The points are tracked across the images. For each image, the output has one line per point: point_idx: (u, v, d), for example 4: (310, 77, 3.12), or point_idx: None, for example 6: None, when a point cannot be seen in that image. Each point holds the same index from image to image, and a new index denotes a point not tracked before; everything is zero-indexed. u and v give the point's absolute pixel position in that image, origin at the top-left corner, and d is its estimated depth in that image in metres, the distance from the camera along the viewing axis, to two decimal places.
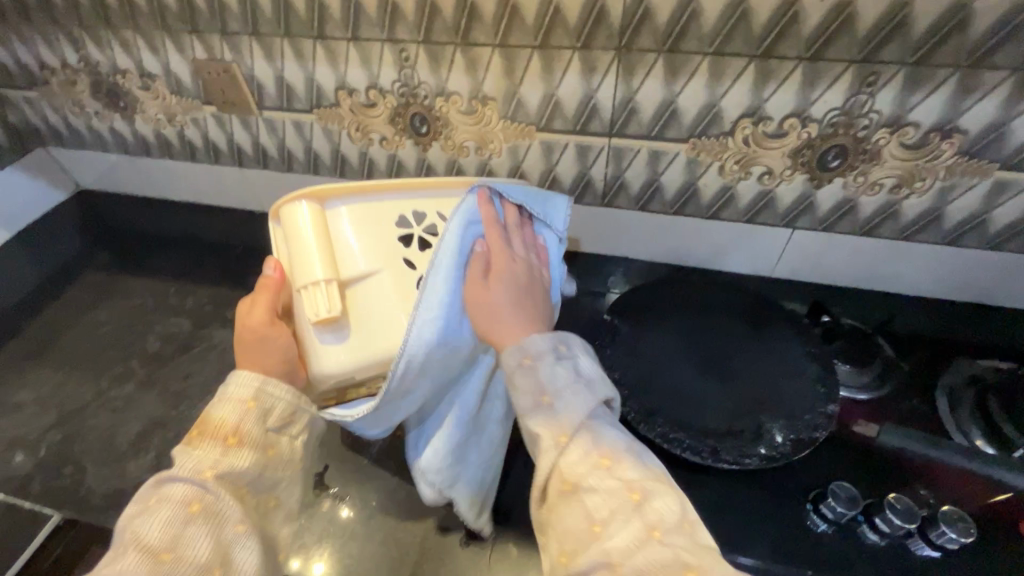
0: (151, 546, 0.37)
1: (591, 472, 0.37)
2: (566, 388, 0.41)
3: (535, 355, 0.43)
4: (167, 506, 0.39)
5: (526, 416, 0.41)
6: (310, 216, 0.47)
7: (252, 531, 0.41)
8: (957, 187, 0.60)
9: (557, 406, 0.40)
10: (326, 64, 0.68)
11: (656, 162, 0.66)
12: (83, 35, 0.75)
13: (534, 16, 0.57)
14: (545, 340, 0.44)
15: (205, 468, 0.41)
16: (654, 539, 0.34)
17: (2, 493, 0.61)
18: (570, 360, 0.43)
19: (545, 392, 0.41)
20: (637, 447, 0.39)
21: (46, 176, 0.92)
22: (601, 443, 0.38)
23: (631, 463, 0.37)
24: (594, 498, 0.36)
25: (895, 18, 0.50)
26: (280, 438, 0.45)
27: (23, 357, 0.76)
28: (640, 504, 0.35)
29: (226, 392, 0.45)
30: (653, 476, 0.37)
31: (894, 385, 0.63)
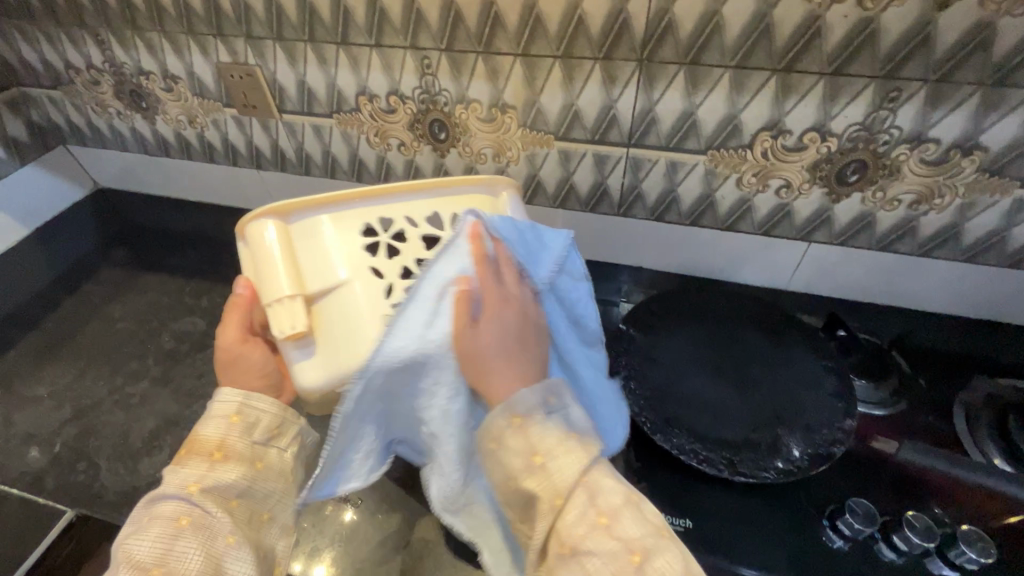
0: (142, 562, 0.37)
1: (589, 533, 0.36)
2: (558, 448, 0.39)
3: (526, 410, 0.40)
4: (157, 523, 0.39)
5: (519, 479, 0.38)
6: (271, 234, 0.45)
7: (244, 541, 0.40)
8: (976, 205, 0.60)
9: (550, 466, 0.38)
10: (348, 70, 0.68)
11: (674, 172, 0.66)
12: (109, 36, 0.76)
13: (557, 26, 0.57)
14: (539, 393, 0.41)
15: (190, 483, 0.41)
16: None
17: (17, 487, 0.61)
18: (557, 414, 0.41)
19: (535, 452, 0.39)
20: (637, 497, 0.38)
21: (65, 174, 0.94)
22: (599, 498, 0.37)
23: (630, 522, 0.36)
24: (594, 560, 0.34)
25: (918, 36, 0.50)
26: (269, 450, 0.45)
27: (39, 351, 0.77)
28: (641, 566, 0.34)
29: (210, 411, 0.45)
30: (653, 530, 0.36)
31: (909, 401, 0.63)
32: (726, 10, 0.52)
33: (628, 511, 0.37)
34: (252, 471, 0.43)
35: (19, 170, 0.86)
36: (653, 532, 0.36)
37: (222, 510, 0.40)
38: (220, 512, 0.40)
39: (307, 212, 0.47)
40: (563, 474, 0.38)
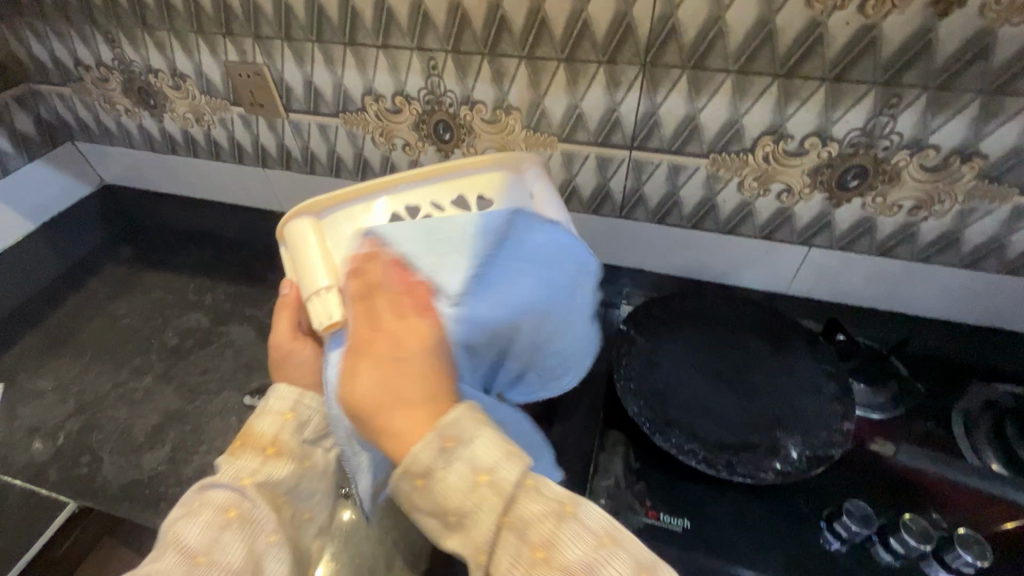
0: (189, 548, 0.38)
1: None
2: (469, 497, 0.33)
3: (424, 470, 0.34)
4: (209, 510, 0.40)
5: (444, 539, 0.35)
6: (306, 230, 0.45)
7: (283, 543, 0.41)
8: (976, 212, 0.61)
9: (466, 522, 0.34)
10: (354, 70, 0.69)
11: (675, 175, 0.67)
12: (120, 34, 0.77)
13: (562, 29, 0.58)
14: (431, 439, 0.35)
15: (244, 476, 0.42)
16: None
17: (20, 479, 0.61)
18: (463, 452, 0.34)
19: (448, 512, 0.34)
20: (573, 507, 0.33)
21: (71, 170, 0.95)
22: (528, 533, 0.32)
23: (569, 546, 0.32)
24: None
25: (919, 43, 0.50)
26: (314, 451, 0.47)
27: (44, 345, 0.77)
28: None
29: (264, 406, 0.47)
30: (597, 544, 0.32)
31: (910, 406, 0.63)
32: (729, 15, 0.53)
33: (563, 531, 0.32)
34: (300, 468, 0.45)
35: (27, 164, 0.88)
36: (599, 546, 0.32)
37: (269, 507, 0.42)
38: (266, 509, 0.41)
39: (337, 209, 0.46)
40: (481, 525, 0.33)
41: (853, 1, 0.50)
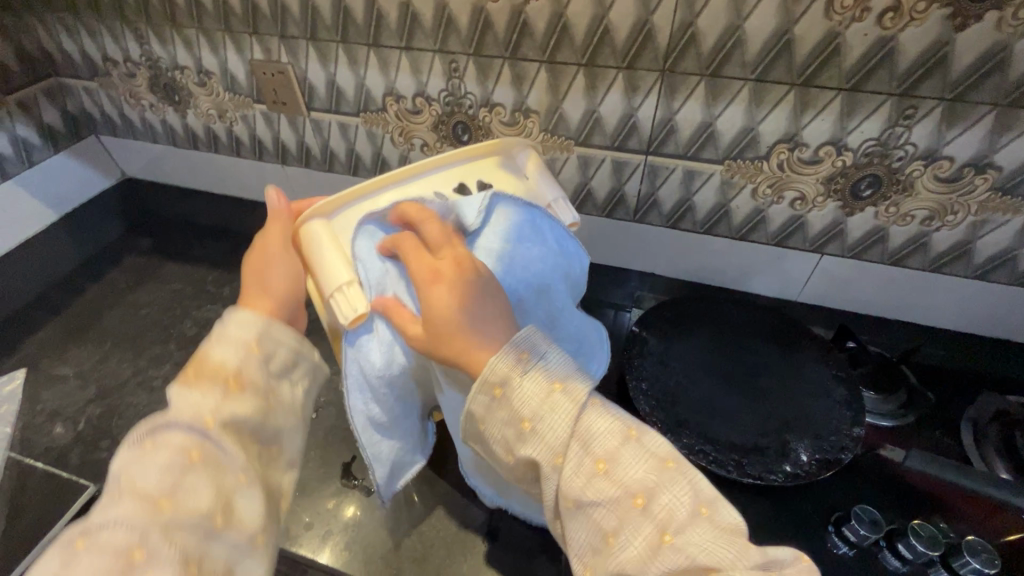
0: (148, 492, 0.35)
1: (590, 482, 0.36)
2: (545, 402, 0.38)
3: (501, 378, 0.39)
4: (164, 452, 0.36)
5: (516, 446, 0.38)
6: (320, 231, 0.46)
7: (254, 480, 0.38)
8: (988, 223, 0.61)
9: (539, 428, 0.37)
10: (377, 71, 0.71)
11: (690, 181, 0.68)
12: (148, 31, 0.79)
13: (583, 35, 0.59)
14: (509, 351, 0.39)
15: (205, 415, 0.38)
16: (667, 544, 0.34)
17: (43, 462, 0.64)
18: (539, 363, 0.39)
19: (523, 418, 0.38)
20: (637, 432, 0.38)
21: (94, 162, 0.97)
22: (593, 444, 0.37)
23: (630, 462, 0.36)
24: (598, 511, 0.36)
25: (936, 55, 0.51)
26: (281, 386, 0.43)
27: (65, 332, 0.79)
28: (646, 507, 0.35)
29: (226, 333, 0.42)
30: (657, 466, 0.36)
31: (918, 415, 0.64)
32: (748, 25, 0.54)
33: (626, 448, 0.37)
34: (263, 405, 0.41)
35: (52, 157, 0.90)
36: (658, 467, 0.36)
37: (235, 447, 0.38)
38: (233, 450, 0.38)
39: (349, 207, 0.48)
40: (555, 428, 0.37)
41: (871, 13, 0.51)
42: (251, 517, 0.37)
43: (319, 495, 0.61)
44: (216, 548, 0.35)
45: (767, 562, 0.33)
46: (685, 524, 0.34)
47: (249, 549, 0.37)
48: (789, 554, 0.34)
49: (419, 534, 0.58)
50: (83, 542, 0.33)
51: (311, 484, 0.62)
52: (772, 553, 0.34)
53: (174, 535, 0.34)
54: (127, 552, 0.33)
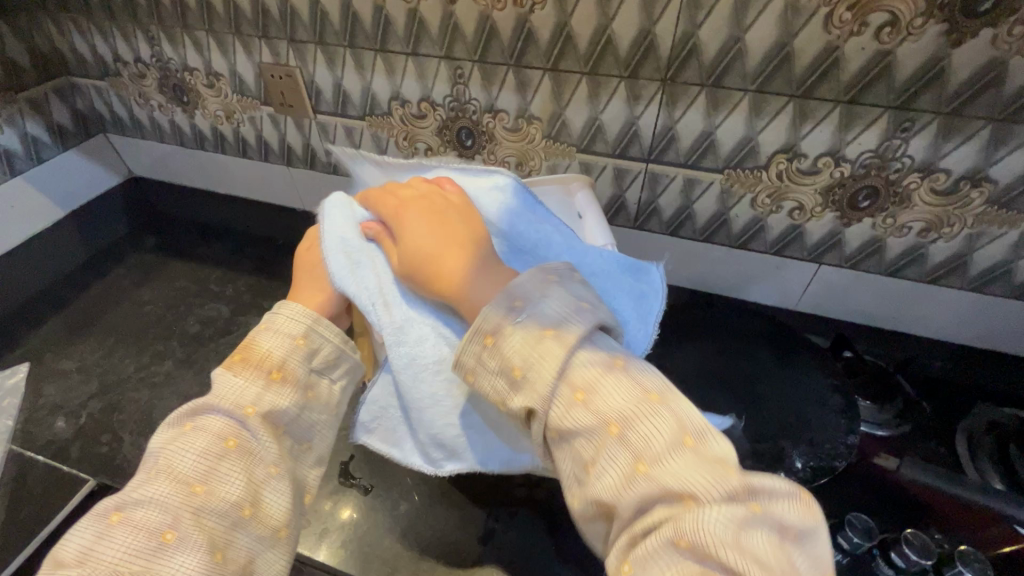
0: (184, 476, 0.37)
1: (567, 412, 0.34)
2: (536, 349, 0.36)
3: (494, 326, 0.38)
4: (203, 437, 0.38)
5: (506, 394, 0.37)
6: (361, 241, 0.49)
7: (284, 474, 0.40)
8: (984, 236, 0.62)
9: (529, 377, 0.36)
10: (383, 76, 0.72)
11: (690, 189, 0.68)
12: (159, 33, 0.80)
13: (586, 44, 0.60)
14: (502, 300, 0.39)
15: (247, 404, 0.40)
16: (641, 472, 0.31)
17: (43, 455, 0.65)
18: (531, 310, 0.38)
19: (513, 364, 0.36)
20: (622, 361, 0.36)
21: (103, 161, 0.98)
22: (571, 374, 0.35)
23: (609, 391, 0.34)
24: (579, 441, 0.34)
25: (932, 70, 0.52)
26: (320, 381, 0.44)
27: (70, 327, 0.80)
28: (621, 435, 0.33)
29: (276, 324, 0.44)
30: (639, 394, 0.34)
31: (912, 426, 0.65)
32: (749, 36, 0.55)
33: (608, 376, 0.34)
34: (304, 399, 0.43)
35: (60, 154, 0.91)
36: (641, 395, 0.34)
37: (270, 439, 0.40)
38: (267, 441, 0.40)
39: None
40: (544, 376, 0.35)
41: (869, 28, 0.51)
42: (277, 510, 0.39)
43: (318, 494, 0.61)
44: (240, 537, 0.37)
45: (750, 494, 0.30)
46: (664, 453, 0.31)
47: (271, 541, 0.39)
48: (783, 483, 0.31)
49: (416, 532, 0.58)
50: (118, 516, 0.35)
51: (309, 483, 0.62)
52: (762, 480, 0.31)
53: (203, 521, 0.36)
54: (160, 532, 0.34)
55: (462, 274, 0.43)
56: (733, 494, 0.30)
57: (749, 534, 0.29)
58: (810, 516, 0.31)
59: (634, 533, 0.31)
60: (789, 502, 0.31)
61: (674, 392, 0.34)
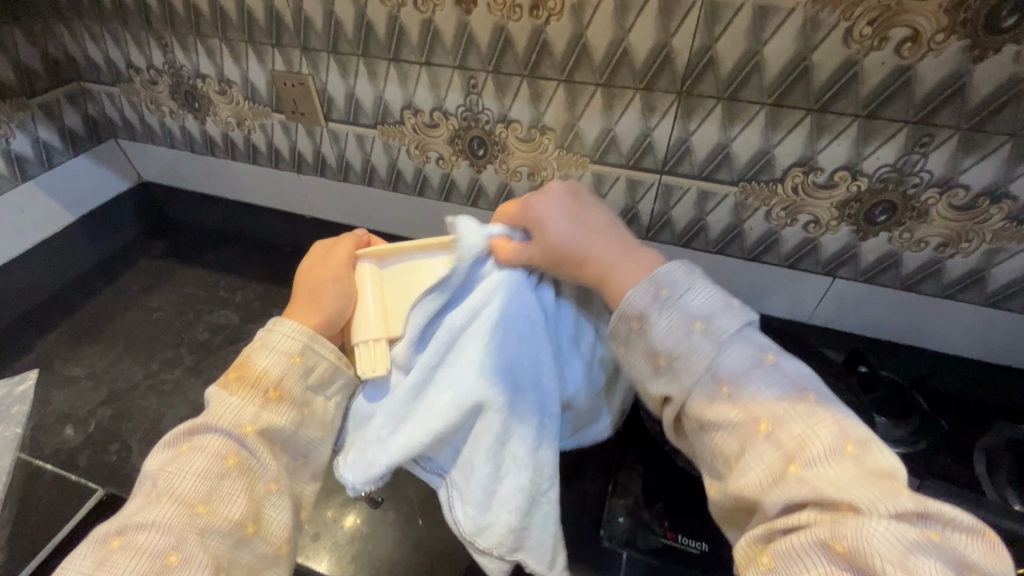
0: (185, 497, 0.36)
1: (713, 402, 0.38)
2: (683, 341, 0.40)
3: (638, 318, 0.42)
4: (202, 457, 0.38)
5: (651, 382, 0.42)
6: (368, 275, 0.50)
7: (284, 489, 0.41)
8: (1003, 252, 0.61)
9: (675, 366, 0.40)
10: (396, 85, 0.72)
11: (704, 202, 0.68)
12: (172, 40, 0.80)
13: (602, 56, 0.60)
14: (646, 288, 0.42)
15: (244, 423, 0.40)
16: (791, 473, 0.33)
17: (51, 463, 0.65)
18: (676, 301, 0.41)
19: (659, 356, 0.41)
20: (774, 357, 0.39)
21: (113, 166, 0.98)
22: (722, 368, 0.39)
23: (758, 386, 0.37)
24: (723, 435, 0.37)
25: (953, 86, 0.51)
26: (314, 399, 0.44)
27: (79, 333, 0.80)
28: (769, 432, 0.35)
29: (273, 341, 0.43)
30: (794, 397, 0.36)
31: (930, 441, 0.64)
32: (767, 50, 0.54)
33: (758, 372, 0.38)
34: (300, 416, 0.43)
35: (71, 159, 0.91)
36: (794, 396, 0.36)
37: (269, 456, 0.40)
38: (267, 458, 0.40)
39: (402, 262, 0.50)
40: (693, 370, 0.39)
41: (889, 43, 0.51)
42: (277, 525, 0.40)
43: (326, 505, 0.61)
44: (243, 555, 0.37)
45: (925, 524, 0.30)
46: (818, 457, 0.33)
47: (271, 558, 0.39)
48: (966, 518, 0.31)
49: (426, 545, 0.58)
50: (119, 541, 0.35)
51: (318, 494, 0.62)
52: (943, 511, 0.31)
53: (207, 541, 0.36)
54: (164, 554, 0.34)
55: (612, 264, 0.45)
56: (904, 515, 0.30)
57: (924, 557, 0.28)
58: (996, 561, 0.30)
59: (781, 525, 0.32)
60: (970, 540, 0.31)
61: (831, 402, 0.36)
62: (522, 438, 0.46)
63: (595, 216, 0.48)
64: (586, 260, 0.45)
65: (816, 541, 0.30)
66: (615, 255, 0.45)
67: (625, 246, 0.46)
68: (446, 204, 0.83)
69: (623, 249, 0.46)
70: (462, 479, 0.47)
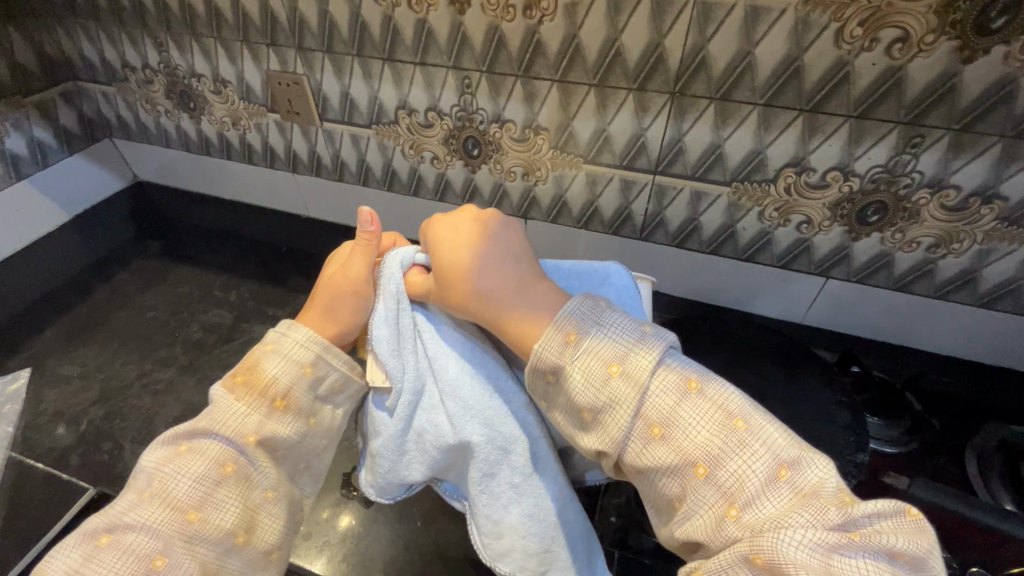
0: (179, 502, 0.36)
1: (646, 448, 0.35)
2: (603, 390, 0.36)
3: (552, 366, 0.38)
4: (199, 462, 0.38)
5: (581, 436, 0.38)
6: None
7: (280, 498, 0.41)
8: (994, 252, 0.61)
9: (602, 418, 0.36)
10: (391, 85, 0.72)
11: (697, 202, 0.68)
12: (168, 39, 0.80)
13: (595, 56, 0.60)
14: (556, 333, 0.38)
15: (248, 432, 0.39)
16: (732, 517, 0.31)
17: (42, 462, 0.64)
18: (592, 340, 0.37)
19: (584, 408, 0.37)
20: (697, 383, 0.35)
21: (108, 165, 0.98)
22: (647, 409, 0.35)
23: (688, 424, 0.34)
24: (662, 480, 0.34)
25: (943, 87, 0.52)
26: (324, 408, 0.44)
27: (73, 333, 0.80)
28: (708, 476, 0.32)
29: (285, 351, 0.43)
30: (721, 427, 0.33)
31: (921, 442, 0.66)
32: (759, 51, 0.55)
33: (685, 407, 0.34)
34: (305, 426, 0.43)
35: (66, 158, 0.91)
36: (724, 426, 0.33)
37: (268, 465, 0.40)
38: (265, 467, 0.40)
39: None
40: (618, 419, 0.35)
41: (880, 44, 0.51)
42: (269, 535, 0.40)
43: (317, 504, 0.61)
44: (233, 563, 0.37)
45: (847, 523, 0.29)
46: (756, 494, 0.31)
47: (262, 564, 0.39)
48: (886, 504, 0.30)
49: (418, 546, 0.58)
50: (108, 538, 0.34)
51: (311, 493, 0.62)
52: (861, 505, 0.30)
53: (195, 548, 0.36)
54: (149, 558, 0.34)
55: (508, 303, 0.41)
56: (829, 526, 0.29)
57: (845, 560, 0.28)
58: (922, 541, 0.29)
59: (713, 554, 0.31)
60: (891, 525, 0.30)
61: (759, 419, 0.33)
62: (511, 469, 0.45)
63: (499, 244, 0.44)
64: (482, 295, 0.42)
65: (736, 558, 0.29)
66: (517, 290, 0.42)
67: (524, 278, 0.42)
68: (441, 205, 0.83)
69: (527, 283, 0.42)
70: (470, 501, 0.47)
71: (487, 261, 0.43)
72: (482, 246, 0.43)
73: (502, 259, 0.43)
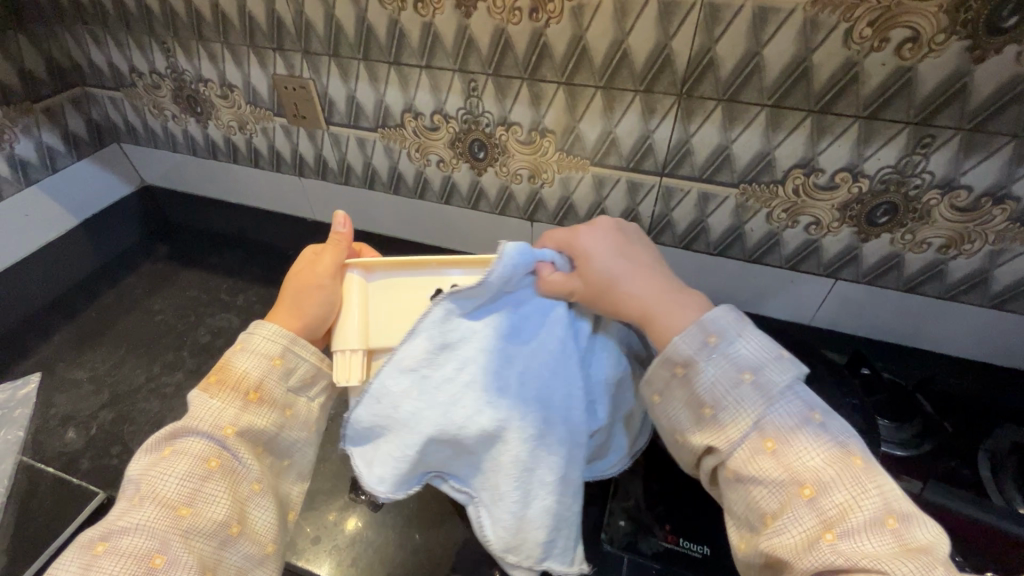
0: (169, 499, 0.38)
1: (756, 455, 0.41)
2: (732, 393, 0.42)
3: (685, 360, 0.45)
4: (184, 461, 0.40)
5: (694, 430, 0.44)
6: (354, 288, 0.50)
7: (267, 490, 0.43)
8: (1006, 253, 0.61)
9: (721, 417, 0.42)
10: (397, 88, 0.72)
11: (704, 204, 0.68)
12: (175, 45, 0.80)
13: (602, 58, 0.60)
14: (698, 335, 0.45)
15: (226, 425, 0.41)
16: (826, 541, 0.36)
17: (52, 467, 0.65)
18: (729, 351, 0.44)
19: (705, 404, 0.43)
20: (819, 418, 0.41)
21: (117, 171, 0.99)
22: (767, 424, 0.41)
23: (803, 447, 0.40)
24: (761, 489, 0.40)
25: (954, 86, 0.51)
26: (298, 400, 0.46)
27: (81, 337, 0.81)
28: (811, 498, 0.38)
29: (252, 345, 0.45)
30: (838, 460, 0.39)
31: (933, 445, 0.64)
32: (767, 52, 0.54)
33: (805, 433, 0.40)
34: (282, 418, 0.45)
35: (73, 163, 0.92)
36: (842, 460, 0.39)
37: (251, 458, 0.42)
38: (249, 460, 0.42)
39: (387, 274, 0.50)
40: (738, 421, 0.42)
41: (889, 44, 0.51)
42: (263, 526, 0.41)
43: (325, 508, 0.61)
44: (231, 555, 0.39)
45: None
46: (857, 527, 0.36)
47: (260, 558, 0.41)
48: None
49: (426, 550, 0.58)
50: (103, 546, 0.36)
51: (319, 497, 0.62)
52: None
53: (191, 542, 0.37)
54: (149, 557, 0.36)
55: (654, 303, 0.48)
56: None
57: None
58: None
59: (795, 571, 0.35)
60: None
61: (877, 467, 0.39)
62: (549, 466, 0.46)
63: (638, 255, 0.52)
64: (632, 296, 0.48)
65: None
66: (662, 292, 0.49)
67: (666, 284, 0.49)
68: (448, 207, 0.83)
69: (668, 288, 0.49)
70: (490, 494, 0.47)
71: (636, 268, 0.50)
72: (628, 256, 0.51)
73: (647, 268, 0.51)
